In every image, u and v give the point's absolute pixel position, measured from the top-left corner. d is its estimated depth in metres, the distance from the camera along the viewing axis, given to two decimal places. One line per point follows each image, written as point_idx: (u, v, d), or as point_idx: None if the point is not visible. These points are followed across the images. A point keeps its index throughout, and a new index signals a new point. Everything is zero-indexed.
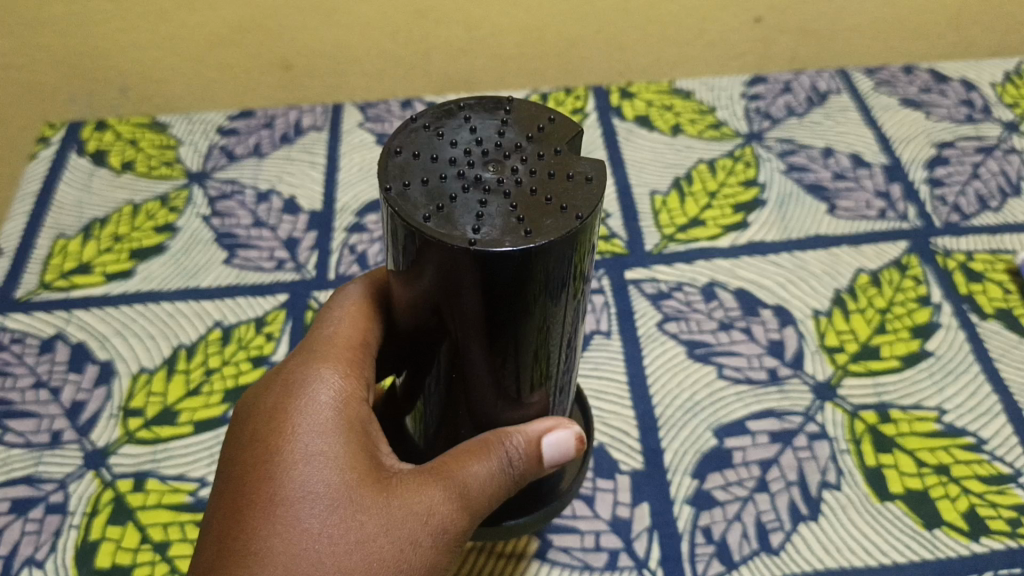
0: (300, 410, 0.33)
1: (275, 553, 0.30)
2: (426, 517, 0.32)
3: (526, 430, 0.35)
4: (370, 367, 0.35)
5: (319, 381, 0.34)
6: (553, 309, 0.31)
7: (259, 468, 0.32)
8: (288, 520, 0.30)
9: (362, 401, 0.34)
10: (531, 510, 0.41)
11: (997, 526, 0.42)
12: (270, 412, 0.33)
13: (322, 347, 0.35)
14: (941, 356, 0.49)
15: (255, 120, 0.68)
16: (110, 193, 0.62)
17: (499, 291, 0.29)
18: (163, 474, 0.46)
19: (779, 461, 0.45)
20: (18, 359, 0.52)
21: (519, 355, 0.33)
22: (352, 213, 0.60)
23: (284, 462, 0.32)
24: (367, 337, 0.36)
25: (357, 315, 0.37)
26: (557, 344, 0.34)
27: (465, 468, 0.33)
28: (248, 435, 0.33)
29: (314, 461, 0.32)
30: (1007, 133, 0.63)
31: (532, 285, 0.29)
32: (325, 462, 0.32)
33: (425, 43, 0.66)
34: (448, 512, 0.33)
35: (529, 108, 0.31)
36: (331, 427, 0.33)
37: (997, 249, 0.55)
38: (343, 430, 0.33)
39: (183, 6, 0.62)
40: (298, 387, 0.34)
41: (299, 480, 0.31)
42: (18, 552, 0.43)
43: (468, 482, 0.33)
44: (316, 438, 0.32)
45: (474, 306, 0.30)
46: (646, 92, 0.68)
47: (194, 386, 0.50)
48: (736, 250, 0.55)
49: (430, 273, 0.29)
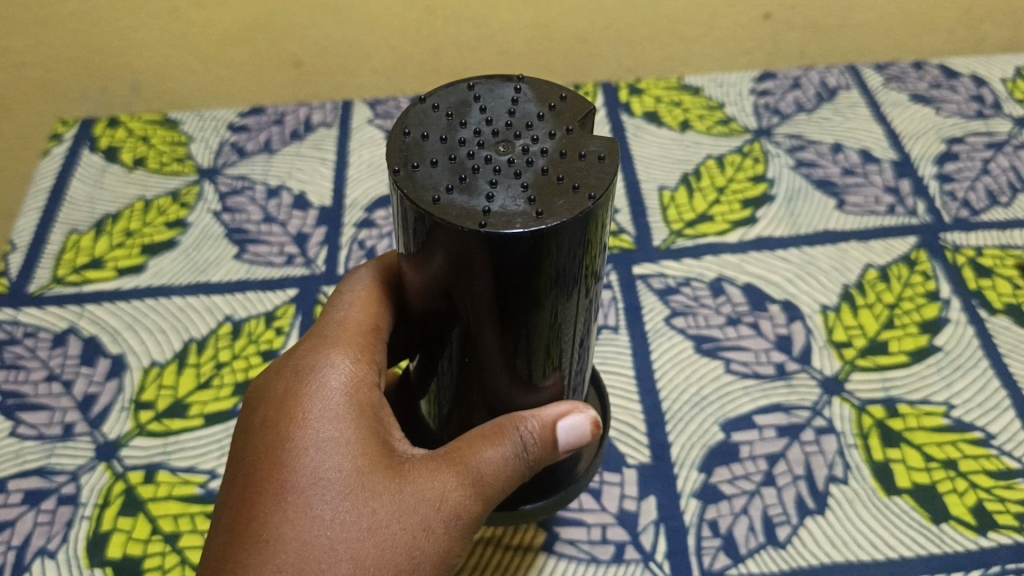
0: (311, 395, 0.33)
1: (287, 539, 0.30)
2: (438, 503, 0.32)
3: (539, 415, 0.35)
4: (381, 352, 0.36)
5: (331, 367, 0.34)
6: (564, 299, 0.32)
7: (270, 455, 0.32)
8: (298, 506, 0.31)
9: (374, 386, 0.34)
10: (547, 493, 0.41)
11: (1004, 520, 0.42)
12: (282, 398, 0.34)
13: (333, 332, 0.36)
14: (950, 351, 0.49)
15: (265, 118, 0.68)
16: (122, 189, 0.63)
17: (509, 278, 0.29)
18: (174, 466, 0.47)
19: (786, 455, 0.45)
20: (31, 353, 0.52)
21: (531, 340, 0.33)
22: (361, 209, 0.60)
23: (295, 449, 0.32)
24: (378, 323, 0.36)
25: (368, 300, 0.37)
26: (570, 332, 0.34)
27: (477, 454, 0.34)
28: (259, 420, 0.33)
29: (326, 448, 0.32)
30: (1017, 128, 0.62)
31: (542, 275, 0.29)
32: (337, 449, 0.32)
33: (435, 40, 0.66)
34: (461, 498, 0.33)
35: (540, 86, 0.31)
36: (343, 414, 0.33)
37: (1007, 244, 0.54)
38: (354, 416, 0.33)
39: (194, 4, 0.63)
40: (310, 372, 0.34)
41: (310, 467, 0.31)
42: (31, 542, 0.44)
43: (482, 468, 0.33)
44: (328, 425, 0.32)
45: (489, 290, 0.30)
46: (655, 89, 0.68)
47: (205, 379, 0.50)
48: (744, 245, 0.55)
49: (441, 258, 0.29)
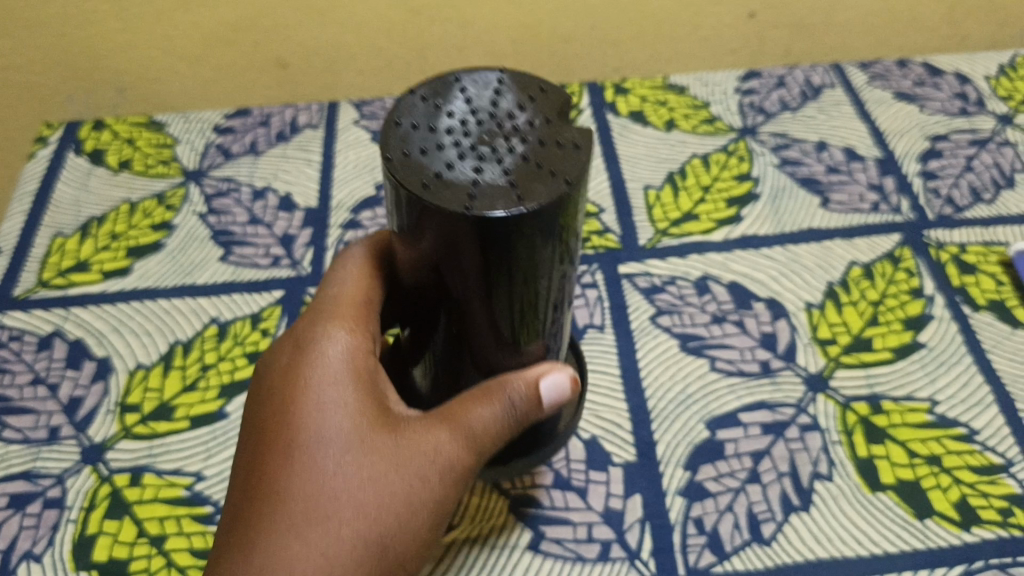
0: (311, 362, 0.34)
1: (289, 493, 0.31)
2: (433, 456, 0.33)
3: (526, 375, 0.35)
4: (376, 320, 0.36)
5: (329, 335, 0.35)
6: (548, 272, 0.32)
7: (276, 419, 0.33)
8: (299, 462, 0.32)
9: (371, 352, 0.35)
10: (530, 449, 0.44)
11: (988, 515, 0.42)
12: (287, 368, 0.35)
13: (330, 304, 0.36)
14: (934, 348, 0.49)
15: (251, 119, 0.68)
16: (108, 192, 0.63)
17: (496, 257, 0.29)
18: (159, 468, 0.46)
19: (771, 452, 0.45)
20: (16, 356, 0.52)
21: (517, 314, 0.33)
22: (347, 210, 0.60)
23: (298, 411, 0.33)
24: (370, 293, 0.37)
25: (359, 271, 0.37)
26: (552, 304, 0.34)
27: (471, 410, 0.34)
28: (267, 390, 0.35)
29: (326, 408, 0.33)
30: (1001, 125, 0.63)
31: (526, 253, 0.30)
32: (337, 409, 0.33)
33: (421, 40, 0.66)
34: (455, 451, 0.34)
35: (521, 80, 0.31)
36: (342, 377, 0.34)
37: (990, 241, 0.55)
38: (354, 378, 0.34)
39: (179, 6, 0.63)
40: (311, 341, 0.35)
41: (311, 425, 0.32)
42: (16, 546, 0.44)
43: (475, 424, 0.34)
44: (329, 387, 0.33)
45: (471, 267, 0.30)
46: (640, 88, 0.68)
47: (190, 382, 0.50)
48: (729, 244, 0.55)
49: (431, 238, 0.29)
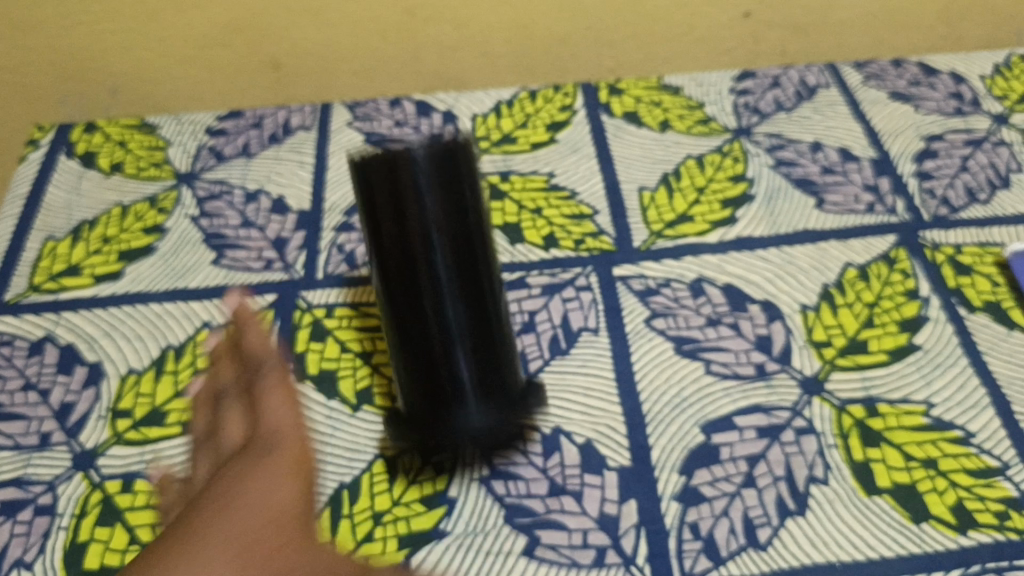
0: (236, 415, 0.45)
1: (195, 521, 0.36)
2: (267, 504, 0.37)
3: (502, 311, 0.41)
4: (271, 367, 0.45)
5: (234, 392, 0.46)
6: (483, 248, 0.39)
7: (214, 463, 0.44)
8: (227, 486, 0.38)
9: (258, 397, 0.44)
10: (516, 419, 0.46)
11: (985, 518, 0.42)
12: (217, 417, 0.46)
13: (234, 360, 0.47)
14: (930, 350, 0.49)
15: (243, 121, 0.68)
16: (100, 195, 0.62)
17: (451, 198, 0.36)
18: (151, 474, 0.46)
19: (766, 456, 0.45)
20: (7, 361, 0.52)
21: (475, 248, 0.38)
22: (341, 212, 0.60)
23: (217, 458, 0.44)
24: (264, 346, 0.47)
25: (257, 337, 0.47)
26: (493, 300, 0.41)
27: (279, 476, 0.38)
28: (213, 428, 0.46)
29: (236, 439, 0.44)
30: (996, 125, 0.63)
31: (468, 213, 0.37)
32: (238, 442, 0.43)
33: (415, 41, 0.66)
34: (284, 499, 0.37)
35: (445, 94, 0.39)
36: (245, 417, 0.44)
37: (986, 241, 0.54)
38: (244, 422, 0.44)
39: (170, 7, 0.62)
40: (232, 396, 0.46)
41: (215, 465, 0.43)
42: (7, 553, 0.43)
43: (272, 493, 0.37)
44: (237, 425, 0.44)
45: (440, 219, 0.36)
46: (634, 89, 0.68)
47: (182, 387, 0.50)
48: (724, 245, 0.55)
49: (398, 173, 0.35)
